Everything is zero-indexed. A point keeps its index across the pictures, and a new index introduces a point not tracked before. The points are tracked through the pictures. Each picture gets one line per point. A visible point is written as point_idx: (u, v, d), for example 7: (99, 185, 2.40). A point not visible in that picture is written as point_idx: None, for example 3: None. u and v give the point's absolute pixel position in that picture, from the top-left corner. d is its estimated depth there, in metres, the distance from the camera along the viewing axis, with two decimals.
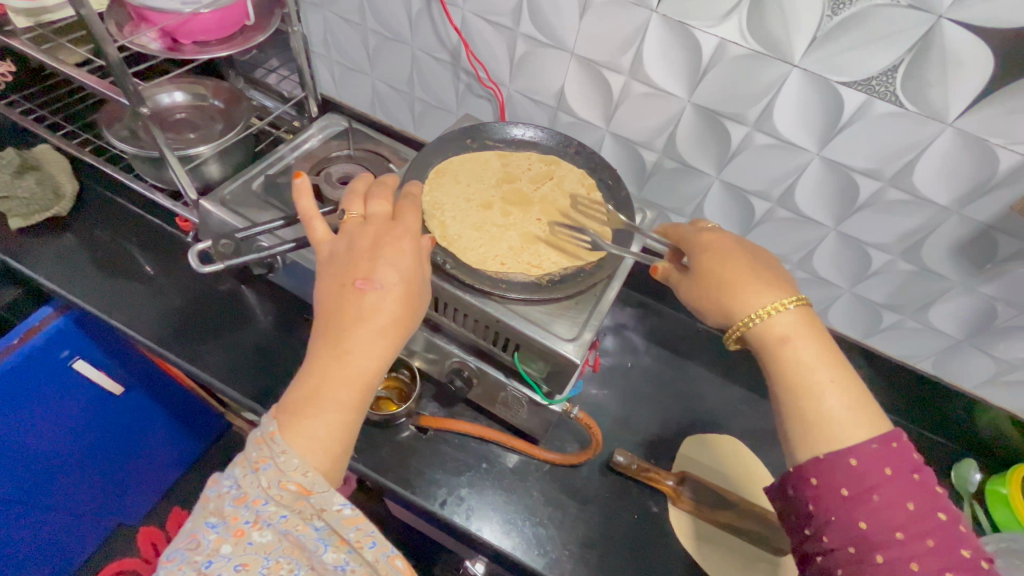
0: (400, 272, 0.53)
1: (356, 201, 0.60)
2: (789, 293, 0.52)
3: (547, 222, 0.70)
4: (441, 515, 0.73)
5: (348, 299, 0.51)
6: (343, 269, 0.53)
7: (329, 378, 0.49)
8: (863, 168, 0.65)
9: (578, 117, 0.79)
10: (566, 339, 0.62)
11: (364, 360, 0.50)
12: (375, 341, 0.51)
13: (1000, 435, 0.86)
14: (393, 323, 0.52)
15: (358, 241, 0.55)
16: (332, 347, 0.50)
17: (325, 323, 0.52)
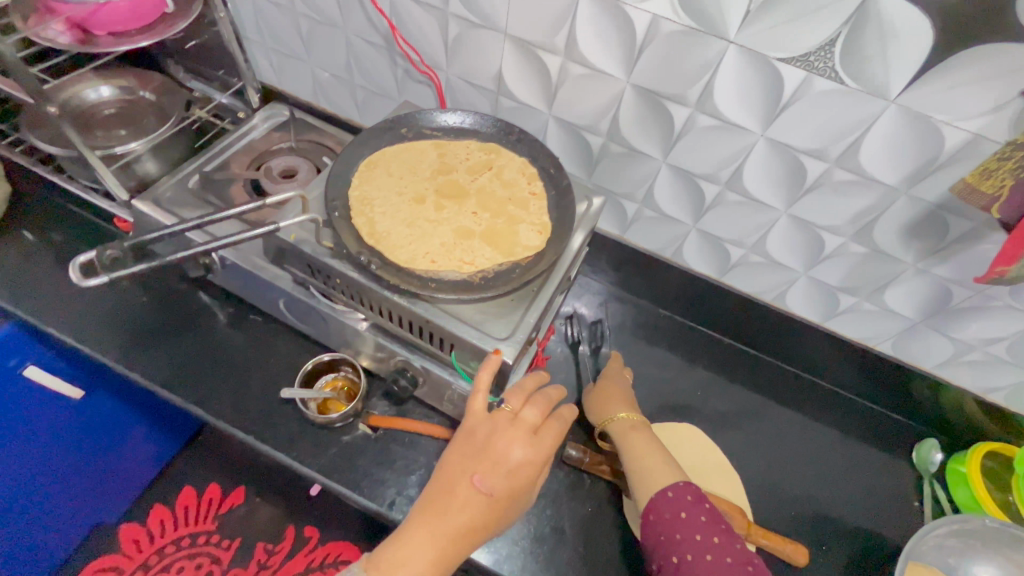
0: (510, 483, 0.55)
1: (518, 396, 0.61)
2: (632, 410, 0.76)
3: (483, 215, 0.67)
4: (390, 516, 0.73)
5: (460, 481, 0.54)
6: (471, 454, 0.55)
7: (422, 554, 0.51)
8: (808, 149, 0.62)
9: (518, 101, 0.75)
10: (500, 339, 0.60)
11: (455, 552, 0.53)
12: (468, 538, 0.53)
13: (961, 414, 0.85)
14: (487, 526, 0.54)
15: (497, 438, 0.57)
16: (429, 519, 0.53)
17: (434, 495, 0.55)
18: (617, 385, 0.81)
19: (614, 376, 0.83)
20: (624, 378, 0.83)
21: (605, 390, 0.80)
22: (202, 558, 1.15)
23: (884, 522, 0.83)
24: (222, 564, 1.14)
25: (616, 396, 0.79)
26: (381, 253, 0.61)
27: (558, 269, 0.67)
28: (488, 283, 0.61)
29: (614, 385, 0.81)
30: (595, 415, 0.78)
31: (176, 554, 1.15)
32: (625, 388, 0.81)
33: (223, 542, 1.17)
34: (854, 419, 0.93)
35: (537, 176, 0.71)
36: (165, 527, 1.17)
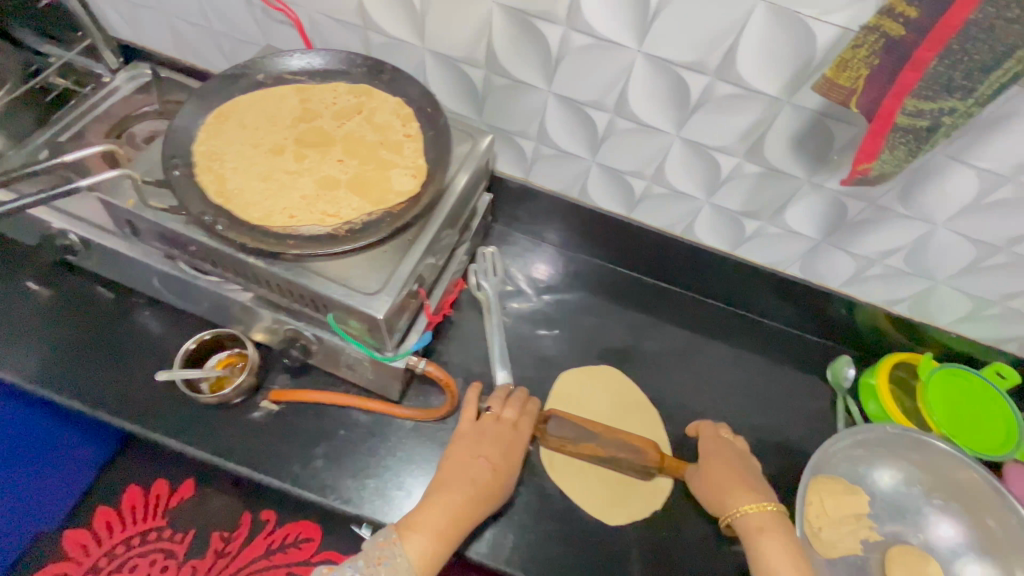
0: (506, 458, 0.69)
1: (500, 399, 0.75)
2: (767, 498, 0.67)
3: (350, 162, 0.61)
4: (295, 490, 0.71)
5: (467, 459, 0.67)
6: (471, 437, 0.70)
7: (439, 509, 0.61)
8: (688, 62, 0.58)
9: (387, 35, 0.69)
10: (372, 293, 0.56)
11: (468, 510, 0.63)
12: (477, 494, 0.64)
13: (870, 328, 0.87)
14: (490, 488, 0.66)
15: (490, 425, 0.72)
16: (446, 489, 0.63)
17: (446, 475, 0.65)
18: (723, 463, 0.71)
19: (722, 452, 0.74)
20: (737, 452, 0.75)
21: (722, 471, 0.70)
22: (154, 555, 0.97)
23: (795, 439, 0.86)
24: (176, 558, 0.97)
25: (737, 484, 0.68)
26: (230, 212, 0.55)
27: (438, 215, 0.62)
28: (354, 235, 0.56)
29: (724, 464, 0.71)
30: (715, 505, 0.68)
31: (127, 554, 0.96)
32: (739, 466, 0.72)
33: (176, 536, 0.98)
34: (772, 344, 0.95)
35: (413, 116, 0.65)
36: (112, 528, 0.97)
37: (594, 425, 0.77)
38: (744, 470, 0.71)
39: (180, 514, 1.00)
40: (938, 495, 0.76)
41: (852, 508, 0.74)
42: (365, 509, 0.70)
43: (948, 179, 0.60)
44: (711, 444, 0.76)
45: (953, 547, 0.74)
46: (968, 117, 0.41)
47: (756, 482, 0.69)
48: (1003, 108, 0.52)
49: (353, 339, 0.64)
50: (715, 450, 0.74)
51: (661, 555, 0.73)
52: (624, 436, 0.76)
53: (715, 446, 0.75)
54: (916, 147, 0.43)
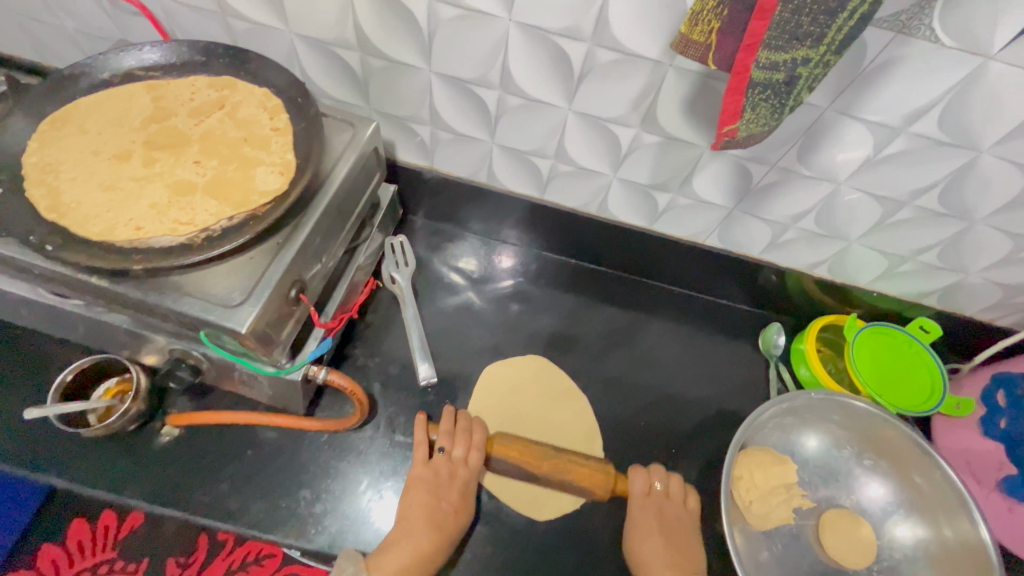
0: (465, 495, 0.68)
1: (452, 436, 0.71)
2: (687, 573, 0.67)
3: (209, 163, 0.56)
4: (197, 520, 0.66)
5: (427, 502, 0.66)
6: (429, 479, 0.68)
7: (403, 556, 0.62)
8: (561, 29, 0.54)
9: (248, 20, 0.63)
10: (235, 304, 0.51)
11: (433, 552, 0.63)
12: (439, 537, 0.64)
13: (795, 293, 0.86)
14: (453, 525, 0.66)
15: (444, 462, 0.69)
16: (411, 536, 0.63)
17: (407, 519, 0.65)
18: (649, 536, 0.68)
19: (645, 519, 0.69)
20: (662, 511, 0.70)
21: (651, 539, 0.68)
22: None
23: (730, 412, 0.85)
24: None
25: (663, 555, 0.67)
26: (65, 229, 0.49)
27: (313, 213, 0.57)
28: (210, 243, 0.51)
29: (654, 533, 0.69)
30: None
31: None
32: (666, 533, 0.69)
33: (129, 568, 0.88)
34: (705, 317, 0.93)
35: (281, 107, 0.60)
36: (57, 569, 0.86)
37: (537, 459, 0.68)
38: (672, 534, 0.69)
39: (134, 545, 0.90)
40: (867, 455, 0.76)
41: (782, 478, 0.73)
42: (276, 533, 0.66)
43: (842, 134, 0.57)
44: (647, 496, 0.71)
45: (883, 506, 0.74)
46: (826, 67, 0.38)
47: (683, 552, 0.68)
48: (884, 56, 0.49)
49: (234, 356, 0.59)
50: (645, 510, 0.70)
51: (594, 545, 0.71)
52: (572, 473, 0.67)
53: (649, 500, 0.71)
54: (778, 103, 0.40)
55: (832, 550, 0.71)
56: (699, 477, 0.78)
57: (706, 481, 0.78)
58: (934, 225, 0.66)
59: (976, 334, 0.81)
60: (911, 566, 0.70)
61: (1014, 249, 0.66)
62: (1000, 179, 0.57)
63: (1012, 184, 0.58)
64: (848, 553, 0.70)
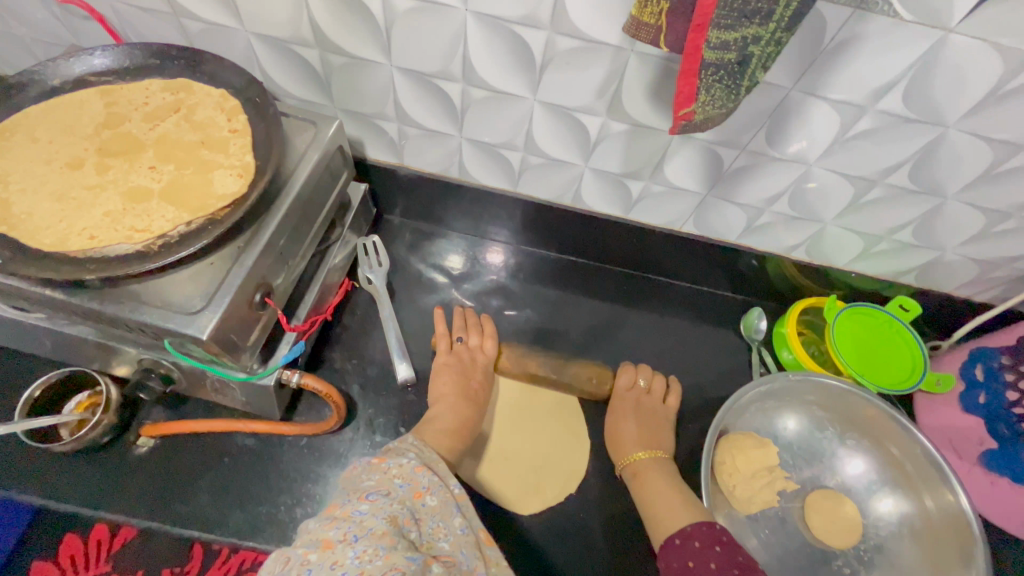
0: (485, 376, 0.78)
1: (471, 330, 0.80)
2: (654, 448, 0.73)
3: (166, 168, 0.55)
4: (174, 530, 0.65)
5: (456, 380, 0.74)
6: (457, 365, 0.76)
7: (448, 416, 0.70)
8: (518, 17, 0.53)
9: (202, 21, 0.61)
10: (196, 310, 0.50)
11: (469, 418, 0.71)
12: (470, 406, 0.73)
13: (774, 277, 0.86)
14: (480, 400, 0.75)
15: (466, 352, 0.78)
16: (447, 405, 0.71)
17: (442, 396, 0.72)
18: (634, 418, 0.75)
19: (629, 405, 0.77)
20: (640, 402, 0.77)
21: (626, 420, 0.75)
22: None
23: (714, 399, 0.85)
24: None
25: (636, 434, 0.74)
26: (15, 241, 0.48)
27: (275, 215, 0.56)
28: (166, 250, 0.49)
29: (632, 414, 0.76)
30: (612, 449, 0.75)
31: None
32: (644, 419, 0.75)
33: None
34: (687, 304, 0.93)
35: (239, 108, 0.58)
36: None
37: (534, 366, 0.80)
38: (643, 422, 0.75)
39: (129, 562, 0.86)
40: (850, 435, 0.76)
41: (763, 462, 0.72)
42: (257, 540, 0.65)
43: (808, 114, 0.57)
44: (626, 389, 0.78)
45: (868, 486, 0.74)
46: (778, 45, 0.37)
47: (652, 435, 0.74)
48: (844, 32, 0.49)
49: (202, 364, 0.58)
50: (620, 399, 0.78)
51: (578, 538, 0.71)
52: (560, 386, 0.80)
53: (627, 392, 0.78)
54: (732, 83, 0.39)
55: (817, 530, 0.71)
56: (684, 466, 0.78)
57: (691, 469, 0.78)
58: (907, 203, 0.66)
59: (955, 310, 0.81)
60: (897, 544, 0.70)
61: (988, 224, 0.66)
62: (969, 153, 0.57)
63: (980, 158, 0.57)
64: (834, 533, 0.70)
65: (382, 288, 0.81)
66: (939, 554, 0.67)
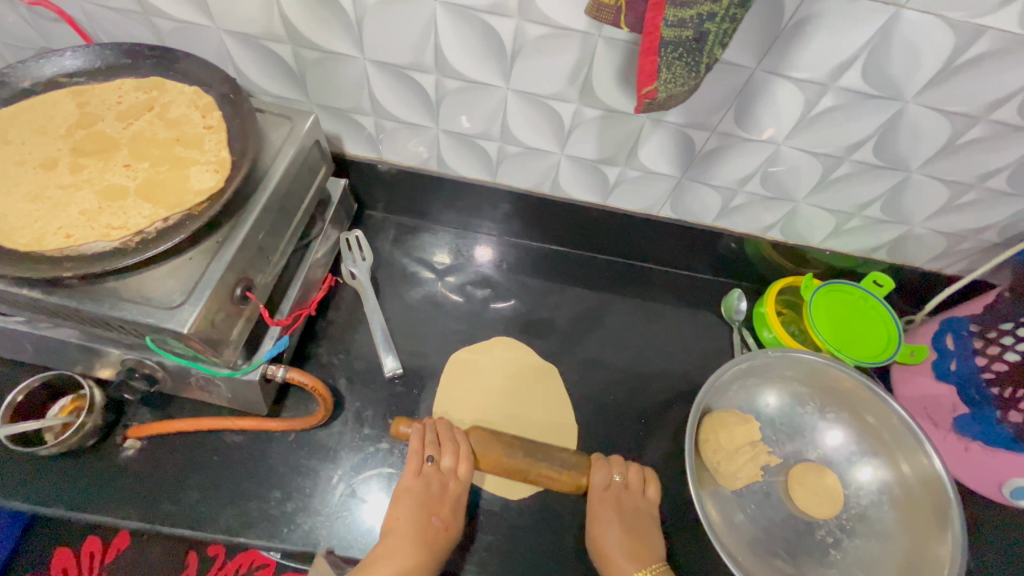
0: (456, 505, 0.67)
1: (445, 450, 0.70)
2: (646, 561, 0.66)
3: (142, 166, 0.55)
4: (166, 530, 0.65)
5: (416, 518, 0.65)
6: (420, 492, 0.67)
7: (388, 564, 0.61)
8: (485, 5, 0.54)
9: (173, 19, 0.61)
10: (176, 305, 0.50)
11: (420, 567, 0.62)
12: (424, 554, 0.63)
13: (751, 258, 0.87)
14: (442, 539, 0.65)
15: (434, 478, 0.68)
16: (394, 553, 0.62)
17: (393, 532, 0.64)
18: (620, 526, 0.68)
19: (609, 512, 0.68)
20: (621, 501, 0.70)
21: (614, 532, 0.67)
22: None
23: (697, 379, 0.86)
24: None
25: (624, 547, 0.66)
26: None
27: (252, 209, 0.56)
28: (144, 245, 0.49)
29: (613, 525, 0.68)
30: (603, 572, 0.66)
31: None
32: (629, 523, 0.69)
33: None
34: (669, 289, 0.94)
35: (213, 105, 0.59)
36: None
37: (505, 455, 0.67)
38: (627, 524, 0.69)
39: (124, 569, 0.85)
40: (831, 408, 0.78)
41: (747, 438, 0.74)
42: (248, 535, 0.66)
43: (774, 93, 0.58)
44: (602, 490, 0.70)
45: (848, 456, 0.76)
46: (732, 21, 0.39)
47: (640, 538, 0.68)
48: (801, 12, 0.50)
49: (185, 361, 0.58)
50: (600, 505, 0.69)
51: (569, 519, 0.72)
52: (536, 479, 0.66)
53: (604, 492, 0.70)
54: (692, 61, 0.40)
55: (800, 502, 0.72)
56: (671, 445, 0.79)
57: (677, 449, 0.79)
58: (875, 178, 0.67)
59: (927, 283, 0.84)
60: (878, 511, 0.72)
61: (952, 196, 0.68)
62: (929, 127, 0.59)
63: (940, 131, 0.59)
64: (817, 504, 0.72)
65: (365, 282, 0.81)
66: (914, 517, 0.69)
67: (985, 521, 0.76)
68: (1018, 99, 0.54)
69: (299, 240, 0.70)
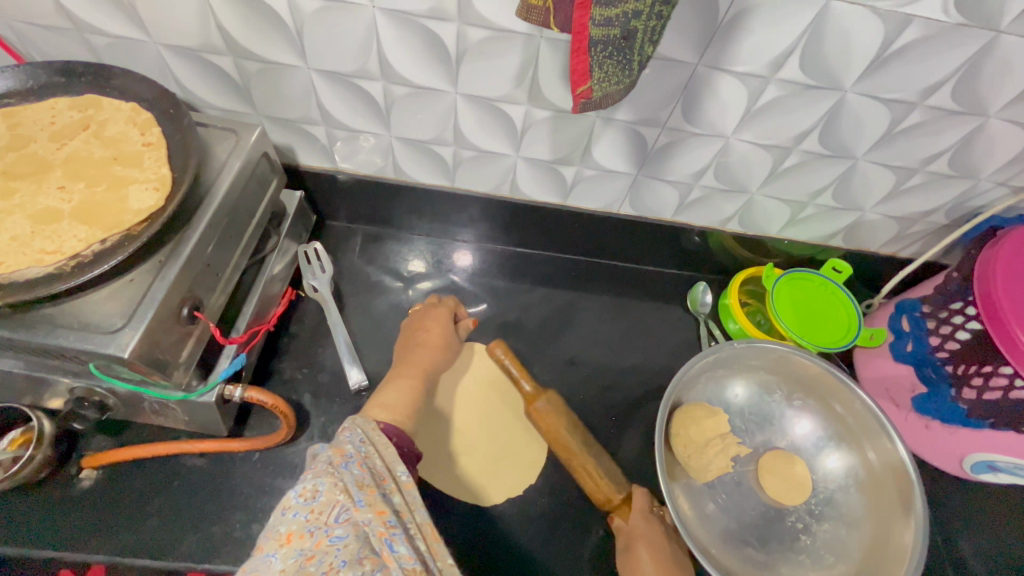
0: (441, 323, 0.77)
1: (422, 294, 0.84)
2: None
3: (78, 188, 0.53)
4: (126, 561, 0.63)
5: (413, 334, 0.76)
6: (411, 319, 0.79)
7: (405, 368, 0.71)
8: (425, 11, 0.54)
9: (107, 34, 0.60)
10: (117, 328, 0.49)
11: (422, 363, 0.72)
12: (425, 355, 0.73)
13: (713, 251, 0.89)
14: (439, 347, 0.75)
15: (418, 311, 0.80)
16: (403, 357, 0.74)
17: (400, 352, 0.75)
18: (653, 546, 0.65)
19: (653, 533, 0.67)
20: (663, 532, 0.68)
21: (648, 552, 0.64)
22: None
23: (667, 373, 0.87)
24: None
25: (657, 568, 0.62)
26: None
27: (197, 226, 0.55)
28: (79, 269, 0.48)
29: (649, 547, 0.65)
30: None
31: None
32: (666, 550, 0.65)
33: None
34: (636, 284, 0.95)
35: (152, 120, 0.57)
36: None
37: (582, 451, 0.72)
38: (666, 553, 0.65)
39: None
40: (796, 395, 0.79)
41: (715, 430, 0.74)
42: (213, 561, 0.64)
43: (717, 88, 0.59)
44: (642, 514, 0.69)
45: (815, 441, 0.77)
46: (659, 18, 0.39)
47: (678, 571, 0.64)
48: (736, 6, 0.51)
49: (135, 386, 0.56)
50: (637, 530, 0.67)
51: (543, 522, 0.72)
52: (582, 472, 0.71)
53: (643, 515, 0.69)
54: (622, 59, 0.40)
55: (769, 490, 0.73)
56: (642, 441, 0.80)
57: (649, 445, 0.80)
58: (824, 167, 0.69)
59: (884, 266, 0.85)
60: (845, 494, 0.74)
61: (899, 181, 0.69)
62: (869, 116, 0.60)
63: (880, 119, 0.60)
64: (786, 491, 0.72)
65: (327, 293, 0.80)
66: (879, 498, 0.71)
67: (948, 496, 0.78)
68: (950, 84, 0.56)
69: (253, 254, 0.69)
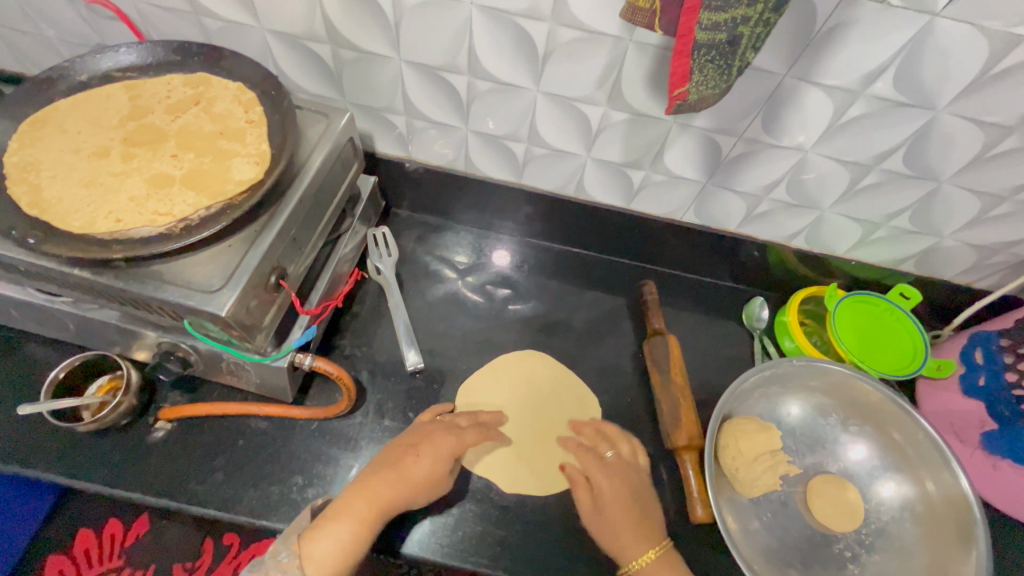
0: (438, 449, 0.66)
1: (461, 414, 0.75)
2: (653, 539, 0.63)
3: (187, 157, 0.57)
4: (188, 508, 0.67)
5: (402, 456, 0.65)
6: (411, 434, 0.69)
7: (363, 496, 0.59)
8: (520, 10, 0.56)
9: (220, 18, 0.64)
10: (216, 288, 0.52)
11: (385, 495, 0.60)
12: (400, 488, 0.61)
13: (773, 268, 0.87)
14: (423, 482, 0.63)
15: (433, 429, 0.69)
16: (376, 471, 0.62)
17: (373, 469, 0.63)
18: (624, 496, 0.65)
19: (615, 482, 0.67)
20: (626, 475, 0.68)
21: (618, 504, 0.64)
22: None
23: (717, 385, 0.86)
24: None
25: (628, 523, 0.63)
26: (46, 223, 0.51)
27: (288, 202, 0.59)
28: (187, 232, 0.52)
29: (615, 498, 0.65)
30: (606, 541, 0.63)
31: None
32: (637, 497, 0.66)
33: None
34: (688, 294, 0.94)
35: (255, 100, 0.61)
36: None
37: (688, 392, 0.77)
38: (631, 498, 0.65)
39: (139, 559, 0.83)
40: (853, 421, 0.77)
41: (766, 446, 0.73)
42: (270, 518, 0.67)
43: (803, 100, 0.59)
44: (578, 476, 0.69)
45: (870, 470, 0.75)
46: (765, 25, 0.40)
47: (645, 517, 0.64)
48: (833, 19, 0.51)
49: (218, 344, 0.60)
50: (605, 486, 0.66)
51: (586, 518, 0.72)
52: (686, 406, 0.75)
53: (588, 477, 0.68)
54: (724, 64, 0.41)
55: (818, 514, 0.71)
56: None
57: None
58: (904, 188, 0.67)
59: (956, 296, 0.82)
60: (899, 527, 0.71)
61: (984, 208, 0.67)
62: (961, 137, 0.59)
63: (972, 142, 0.59)
64: (835, 517, 0.71)
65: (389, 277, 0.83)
66: (939, 534, 0.68)
67: (1011, 545, 0.74)
68: None
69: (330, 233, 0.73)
